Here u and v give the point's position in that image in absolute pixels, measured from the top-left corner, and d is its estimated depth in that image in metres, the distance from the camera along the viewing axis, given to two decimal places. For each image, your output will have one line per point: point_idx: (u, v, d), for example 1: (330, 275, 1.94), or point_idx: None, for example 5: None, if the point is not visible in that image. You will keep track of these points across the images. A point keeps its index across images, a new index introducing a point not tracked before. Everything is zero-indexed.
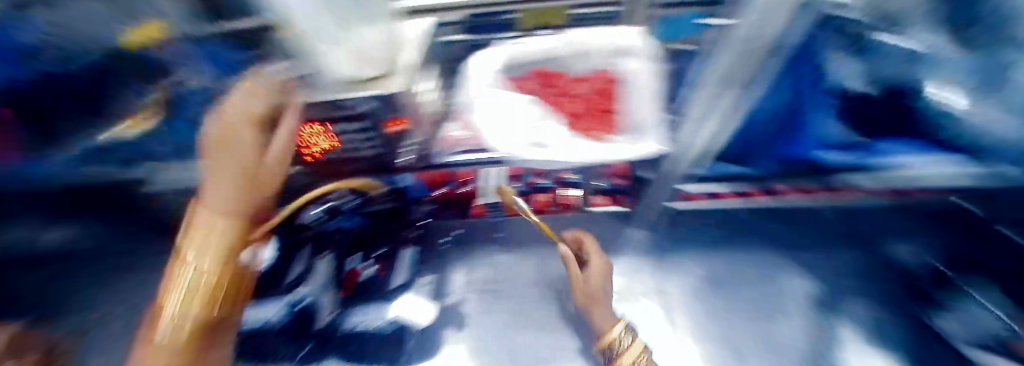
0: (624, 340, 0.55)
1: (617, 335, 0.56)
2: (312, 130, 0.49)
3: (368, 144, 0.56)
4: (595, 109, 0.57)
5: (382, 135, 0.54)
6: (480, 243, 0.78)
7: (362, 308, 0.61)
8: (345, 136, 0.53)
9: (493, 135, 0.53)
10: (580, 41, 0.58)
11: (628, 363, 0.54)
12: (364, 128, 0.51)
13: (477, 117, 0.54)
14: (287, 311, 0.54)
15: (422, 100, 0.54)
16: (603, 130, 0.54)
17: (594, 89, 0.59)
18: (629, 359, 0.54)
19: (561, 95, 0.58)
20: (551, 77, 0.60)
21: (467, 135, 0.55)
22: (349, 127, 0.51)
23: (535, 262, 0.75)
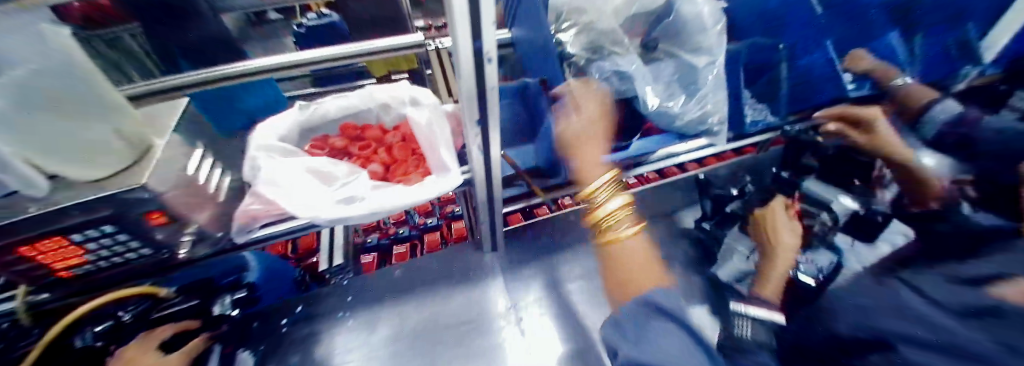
0: (619, 214, 0.44)
1: (614, 208, 0.45)
2: (52, 247, 0.42)
3: (130, 243, 0.47)
4: (406, 155, 0.61)
5: (140, 227, 0.45)
6: (324, 314, 0.71)
7: None
8: (91, 241, 0.44)
9: (284, 202, 0.48)
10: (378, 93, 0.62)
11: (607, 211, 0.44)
12: (110, 229, 0.42)
13: (264, 184, 0.51)
14: None
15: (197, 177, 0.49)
16: (415, 174, 0.58)
17: (404, 138, 0.63)
18: (613, 210, 0.45)
19: (372, 146, 0.62)
20: (362, 130, 0.64)
21: (266, 207, 0.52)
22: (88, 234, 0.42)
23: (398, 313, 0.70)
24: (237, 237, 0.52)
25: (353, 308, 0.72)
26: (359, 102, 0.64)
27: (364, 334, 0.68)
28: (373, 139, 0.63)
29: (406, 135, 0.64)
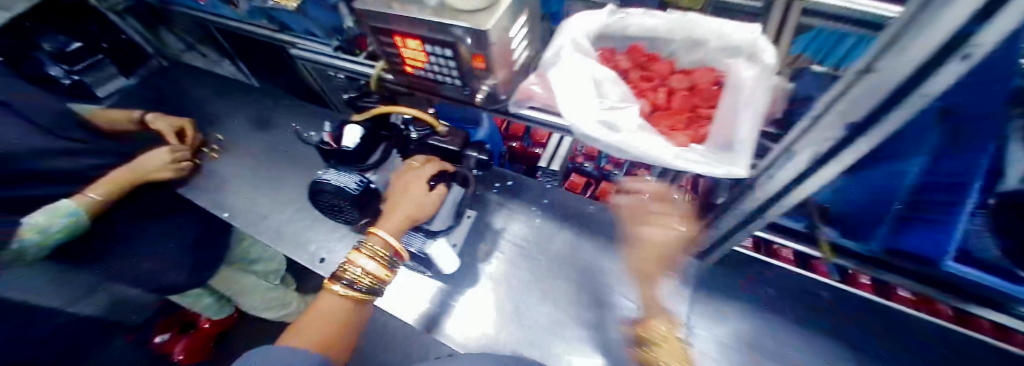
0: None
1: None
2: (412, 45, 0.53)
3: (448, 70, 0.54)
4: (684, 108, 0.52)
5: (461, 62, 0.51)
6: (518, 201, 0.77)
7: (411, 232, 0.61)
8: (431, 56, 0.53)
9: (561, 99, 0.49)
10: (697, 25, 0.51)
11: None
12: (448, 53, 0.50)
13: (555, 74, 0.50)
14: (359, 184, 0.60)
15: (515, 45, 0.54)
16: (683, 134, 0.50)
17: (693, 84, 0.53)
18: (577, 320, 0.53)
19: (654, 82, 0.55)
20: (651, 61, 0.58)
21: (545, 93, 0.55)
22: (436, 49, 0.51)
23: (565, 233, 0.72)
24: (511, 107, 0.56)
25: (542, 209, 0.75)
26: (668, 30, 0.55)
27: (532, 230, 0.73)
28: (658, 76, 0.56)
29: (697, 87, 0.53)
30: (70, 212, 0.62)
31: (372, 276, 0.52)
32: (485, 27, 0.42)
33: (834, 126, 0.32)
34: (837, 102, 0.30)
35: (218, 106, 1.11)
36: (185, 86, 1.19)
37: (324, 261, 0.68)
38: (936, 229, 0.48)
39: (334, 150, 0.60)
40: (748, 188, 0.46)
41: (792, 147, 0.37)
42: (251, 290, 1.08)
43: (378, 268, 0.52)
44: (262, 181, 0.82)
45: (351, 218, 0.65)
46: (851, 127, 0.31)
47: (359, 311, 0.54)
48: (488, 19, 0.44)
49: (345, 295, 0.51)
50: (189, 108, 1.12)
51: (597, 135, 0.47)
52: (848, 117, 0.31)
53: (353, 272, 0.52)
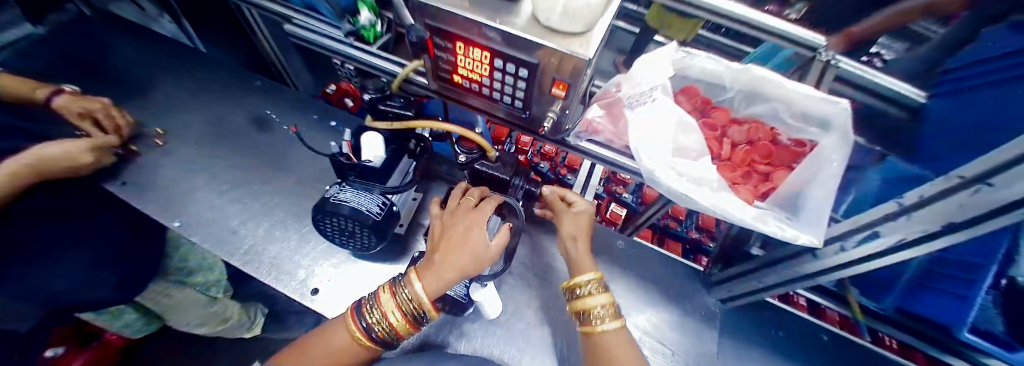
0: (594, 287, 0.51)
1: (601, 306, 0.50)
2: (475, 55, 0.44)
3: (513, 90, 0.47)
4: (743, 162, 0.52)
5: (533, 85, 0.45)
6: (544, 227, 0.70)
7: None
8: (497, 72, 0.45)
9: (636, 140, 0.45)
10: (769, 87, 0.52)
11: (591, 306, 0.50)
12: (522, 74, 0.43)
13: (636, 114, 0.46)
14: (380, 207, 0.50)
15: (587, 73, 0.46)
16: (745, 188, 0.50)
17: (752, 139, 0.54)
18: (595, 304, 0.51)
19: (715, 131, 0.55)
20: (707, 107, 0.57)
21: (612, 128, 0.51)
22: (507, 67, 0.43)
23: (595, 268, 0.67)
24: (570, 139, 0.52)
25: None
26: (733, 82, 0.55)
27: (557, 266, 0.66)
28: (718, 123, 0.55)
29: (754, 142, 0.54)
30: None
31: (393, 327, 0.41)
32: (587, 56, 0.35)
33: (930, 220, 0.33)
34: (937, 202, 0.31)
35: (159, 76, 0.89)
36: (112, 44, 0.94)
37: (317, 294, 0.55)
38: (956, 306, 0.56)
39: (355, 163, 0.50)
40: (810, 255, 0.47)
41: (878, 229, 0.38)
42: (185, 307, 0.86)
43: (402, 321, 0.41)
44: (230, 185, 0.66)
45: (364, 245, 0.53)
46: (950, 225, 0.31)
47: (368, 354, 0.44)
48: (587, 46, 0.36)
49: (358, 338, 0.41)
50: (112, 73, 0.87)
51: (673, 185, 0.44)
52: (949, 216, 0.31)
53: (374, 316, 0.41)
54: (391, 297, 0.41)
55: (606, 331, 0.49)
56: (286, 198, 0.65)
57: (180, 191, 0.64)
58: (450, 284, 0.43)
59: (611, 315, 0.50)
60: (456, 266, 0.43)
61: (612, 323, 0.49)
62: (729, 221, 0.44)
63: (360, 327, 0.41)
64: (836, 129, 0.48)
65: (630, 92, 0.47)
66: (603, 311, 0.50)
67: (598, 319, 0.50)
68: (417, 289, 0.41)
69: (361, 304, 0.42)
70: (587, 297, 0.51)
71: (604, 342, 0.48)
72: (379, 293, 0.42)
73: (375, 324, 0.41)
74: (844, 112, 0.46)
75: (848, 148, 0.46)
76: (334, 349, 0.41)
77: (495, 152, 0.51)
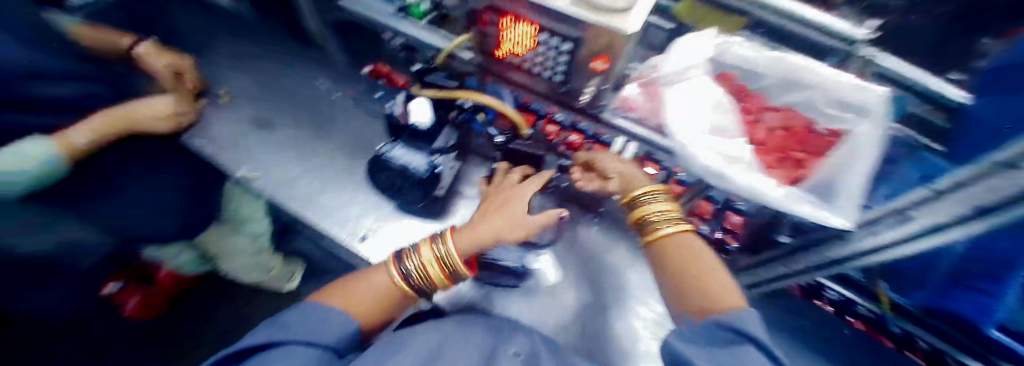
0: (657, 196, 0.51)
1: (659, 212, 0.50)
2: (521, 30, 0.47)
3: (554, 65, 0.50)
4: (779, 147, 0.55)
5: (574, 59, 0.47)
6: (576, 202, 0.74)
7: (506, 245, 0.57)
8: (541, 47, 0.48)
9: (671, 116, 0.48)
10: (807, 75, 0.52)
11: (653, 211, 0.49)
12: (564, 48, 0.46)
13: (673, 91, 0.49)
14: (427, 167, 0.55)
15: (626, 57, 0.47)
16: (779, 172, 0.53)
17: (788, 126, 0.56)
18: (655, 209, 0.50)
19: (752, 116, 0.57)
20: (742, 95, 0.59)
21: (647, 107, 0.54)
22: (550, 41, 0.46)
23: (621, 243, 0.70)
24: (607, 114, 0.55)
25: (600, 218, 0.73)
26: (769, 69, 0.55)
27: (586, 238, 0.71)
28: (754, 109, 0.57)
29: (790, 129, 0.56)
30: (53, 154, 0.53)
31: (428, 275, 0.46)
32: (628, 31, 0.38)
33: (957, 205, 0.33)
34: (963, 187, 0.31)
35: (222, 45, 0.97)
36: (182, 15, 1.04)
37: (364, 239, 0.61)
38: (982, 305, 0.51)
39: (407, 124, 0.55)
40: (840, 239, 0.47)
41: (911, 212, 0.38)
42: (238, 254, 0.96)
43: (438, 274, 0.46)
44: (288, 142, 0.73)
45: (409, 199, 0.60)
46: (972, 209, 0.31)
47: (403, 302, 0.48)
48: (628, 21, 0.38)
49: (397, 282, 0.46)
50: (184, 41, 0.97)
51: (706, 161, 0.46)
52: (972, 201, 0.31)
53: (413, 263, 0.46)
54: (428, 250, 0.46)
55: (667, 236, 0.48)
56: (336, 157, 0.71)
57: (245, 144, 0.70)
58: (477, 246, 0.48)
59: (672, 220, 0.49)
60: (486, 232, 0.48)
61: (678, 228, 0.48)
62: (757, 199, 0.46)
63: (399, 271, 0.46)
64: (871, 117, 0.48)
65: (668, 72, 0.49)
66: (666, 215, 0.49)
67: (661, 223, 0.49)
68: (453, 247, 0.45)
69: (402, 253, 0.48)
70: (651, 205, 0.51)
71: (672, 242, 0.47)
72: (416, 246, 0.47)
73: (413, 270, 0.46)
74: (882, 100, 0.46)
75: (882, 136, 0.46)
76: (375, 291, 0.45)
77: (527, 131, 0.56)
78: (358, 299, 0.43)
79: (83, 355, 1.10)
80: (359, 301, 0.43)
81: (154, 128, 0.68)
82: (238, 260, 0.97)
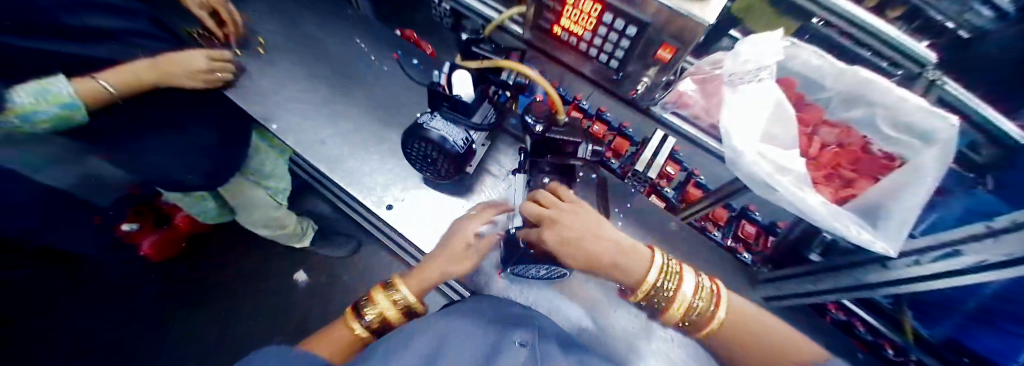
0: (672, 274, 0.44)
1: (695, 299, 0.43)
2: (584, 7, 0.44)
3: (612, 50, 0.47)
4: (827, 164, 0.53)
5: (635, 45, 0.44)
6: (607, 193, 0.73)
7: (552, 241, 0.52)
8: (601, 28, 0.45)
9: (727, 119, 0.46)
10: (871, 91, 0.48)
11: (687, 302, 0.42)
12: (628, 32, 0.43)
13: (735, 92, 0.47)
14: (464, 142, 0.54)
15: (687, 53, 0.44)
16: (823, 188, 0.51)
17: (842, 142, 0.54)
18: (689, 295, 0.43)
19: (807, 127, 0.55)
20: (799, 103, 0.57)
21: (704, 103, 0.53)
22: (614, 23, 0.43)
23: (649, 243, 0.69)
24: (657, 108, 0.55)
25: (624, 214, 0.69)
26: (834, 81, 0.52)
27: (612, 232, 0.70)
28: (811, 121, 0.56)
29: (844, 145, 0.54)
30: (72, 104, 0.44)
31: (391, 321, 0.48)
32: (708, 22, 0.35)
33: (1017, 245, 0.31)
34: None
35: None
36: None
37: (391, 209, 0.64)
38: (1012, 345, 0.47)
39: (447, 94, 0.53)
40: (881, 264, 0.46)
41: (962, 247, 0.37)
42: (255, 207, 0.95)
43: (398, 313, 0.48)
44: (318, 101, 0.71)
45: (440, 172, 0.58)
46: None
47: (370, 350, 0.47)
48: (709, 10, 0.35)
49: (359, 332, 0.46)
50: None
51: (757, 168, 0.45)
52: None
53: (373, 310, 0.47)
54: (384, 298, 0.48)
55: (720, 321, 0.42)
56: (366, 122, 0.71)
57: (275, 98, 0.69)
58: (432, 282, 0.52)
59: (712, 299, 0.43)
60: (436, 266, 0.52)
61: (720, 305, 0.42)
62: (802, 213, 0.45)
63: (367, 320, 0.46)
64: (937, 143, 0.43)
65: (733, 69, 0.47)
66: (701, 302, 0.42)
67: (703, 307, 0.42)
68: (406, 290, 0.49)
69: (359, 302, 0.48)
70: (670, 290, 0.43)
71: (733, 330, 0.42)
72: (372, 297, 0.48)
73: (381, 314, 0.47)
74: (951, 130, 0.42)
75: (945, 168, 0.41)
76: (342, 340, 0.44)
77: (564, 118, 0.51)
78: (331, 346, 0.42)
79: (116, 291, 1.20)
80: (333, 348, 0.42)
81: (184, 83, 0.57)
82: (253, 213, 0.97)
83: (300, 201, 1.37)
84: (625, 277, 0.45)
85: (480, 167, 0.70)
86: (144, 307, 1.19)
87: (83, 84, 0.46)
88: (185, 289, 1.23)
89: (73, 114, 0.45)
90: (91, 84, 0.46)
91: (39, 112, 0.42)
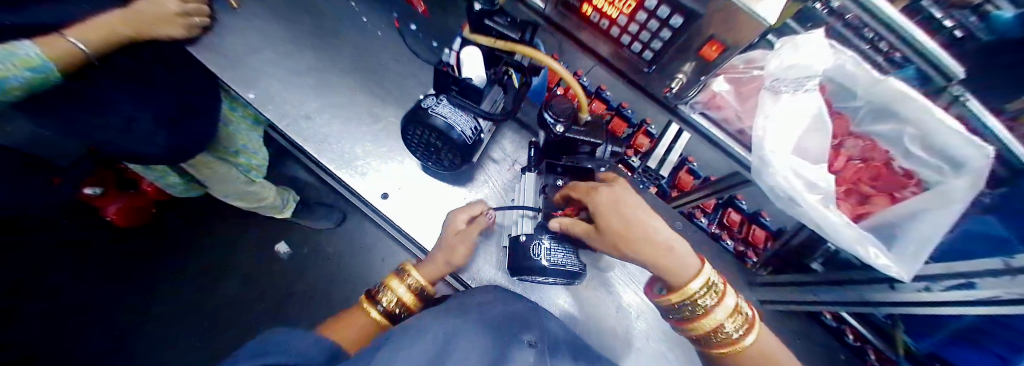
0: (710, 297, 0.42)
1: (724, 320, 0.42)
2: None
3: (650, 40, 0.42)
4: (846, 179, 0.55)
5: (678, 39, 0.39)
6: None
7: (560, 250, 0.48)
8: (641, 14, 0.40)
9: (762, 129, 0.43)
10: (903, 108, 0.45)
11: (714, 327, 0.42)
12: (672, 24, 0.38)
13: (775, 101, 0.43)
14: (472, 132, 0.49)
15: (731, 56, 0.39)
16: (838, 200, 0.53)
17: (866, 157, 0.55)
18: (719, 318, 0.42)
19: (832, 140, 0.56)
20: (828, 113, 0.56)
21: (738, 106, 0.51)
22: (658, 11, 0.38)
23: None
24: (686, 107, 0.52)
25: None
26: (866, 94, 0.48)
27: None
28: (836, 133, 0.56)
29: (867, 160, 0.55)
30: (44, 67, 0.37)
31: (404, 303, 0.50)
32: (771, 24, 0.30)
33: None
34: None
35: None
36: None
37: (387, 197, 0.59)
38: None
39: (457, 77, 0.46)
40: (890, 285, 0.46)
41: (976, 280, 0.36)
42: (226, 180, 0.83)
43: (411, 298, 0.50)
44: (300, 67, 0.63)
45: (444, 161, 0.54)
46: None
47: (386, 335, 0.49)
48: (773, 12, 0.31)
49: (376, 318, 0.48)
50: None
51: (784, 183, 0.42)
52: None
53: (387, 297, 0.50)
54: (400, 281, 0.51)
55: (745, 346, 0.41)
56: (357, 95, 0.63)
57: (252, 62, 0.60)
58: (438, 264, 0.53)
59: (745, 325, 0.42)
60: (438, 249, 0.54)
61: (749, 333, 0.41)
62: (821, 233, 0.44)
63: (378, 309, 0.49)
64: (963, 171, 0.42)
65: (778, 75, 0.43)
66: (732, 327, 0.41)
67: (729, 329, 0.42)
68: (417, 271, 0.51)
69: (374, 291, 0.51)
70: (704, 307, 0.42)
71: (751, 358, 0.41)
72: (389, 284, 0.51)
73: (389, 303, 0.49)
74: (983, 161, 0.40)
75: (971, 197, 0.41)
76: (361, 326, 0.47)
77: (588, 116, 0.46)
78: (353, 331, 0.46)
79: (85, 260, 1.12)
80: (354, 330, 0.46)
81: (169, 33, 0.49)
82: (227, 186, 0.86)
83: (283, 170, 1.29)
84: (671, 277, 0.43)
85: (482, 153, 0.65)
86: (125, 259, 1.14)
87: (53, 44, 0.37)
88: (162, 254, 1.17)
89: (47, 78, 0.39)
90: (64, 42, 0.38)
91: (8, 79, 0.35)
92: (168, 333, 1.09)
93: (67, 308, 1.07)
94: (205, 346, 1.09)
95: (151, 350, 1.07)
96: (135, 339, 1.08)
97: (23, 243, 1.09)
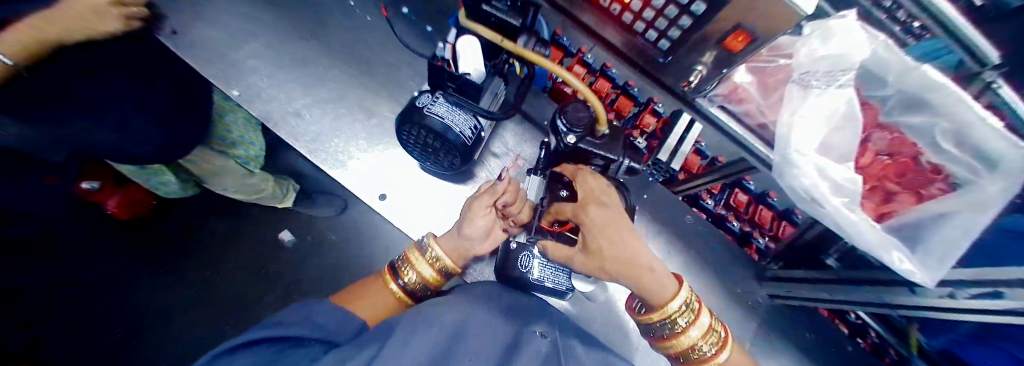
0: (686, 317, 0.40)
1: (697, 340, 0.41)
2: None
3: (666, 28, 0.38)
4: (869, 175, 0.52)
5: (697, 29, 0.35)
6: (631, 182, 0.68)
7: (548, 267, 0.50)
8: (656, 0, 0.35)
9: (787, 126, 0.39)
10: (939, 101, 0.41)
11: (690, 347, 0.41)
12: (692, 11, 0.34)
13: (802, 95, 0.39)
14: (472, 131, 0.46)
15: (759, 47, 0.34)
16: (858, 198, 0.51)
17: (893, 151, 0.52)
18: (693, 339, 0.41)
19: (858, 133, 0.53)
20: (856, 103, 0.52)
21: (761, 99, 0.47)
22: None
23: (662, 235, 0.67)
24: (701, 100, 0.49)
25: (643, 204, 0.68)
26: (898, 82, 0.44)
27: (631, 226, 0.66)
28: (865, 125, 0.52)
29: (894, 155, 0.52)
30: None
31: (425, 280, 0.47)
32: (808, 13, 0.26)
33: None
34: None
35: None
36: None
37: (385, 199, 0.57)
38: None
39: (453, 74, 0.42)
40: (909, 288, 0.43)
41: (1003, 289, 0.34)
42: (218, 174, 0.81)
43: (433, 275, 0.47)
44: (286, 59, 0.58)
45: (443, 162, 0.51)
46: None
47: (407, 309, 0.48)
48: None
49: (396, 295, 0.47)
50: None
51: (807, 183, 0.39)
52: None
53: (408, 273, 0.47)
54: (422, 258, 0.47)
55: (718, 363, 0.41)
56: (350, 89, 0.60)
57: (235, 56, 0.56)
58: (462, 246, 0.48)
59: (718, 342, 0.41)
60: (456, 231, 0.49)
61: (723, 350, 0.41)
62: (842, 233, 0.41)
63: (401, 283, 0.47)
64: (1000, 171, 0.39)
65: (808, 67, 0.40)
66: (705, 348, 0.41)
67: (701, 349, 0.41)
68: (440, 249, 0.47)
69: (394, 264, 0.49)
70: (680, 327, 0.41)
71: None
72: (409, 257, 0.48)
73: (411, 278, 0.47)
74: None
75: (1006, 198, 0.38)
76: (382, 300, 0.45)
77: (605, 128, 0.42)
78: (375, 303, 0.44)
79: (87, 257, 1.12)
80: (375, 306, 0.43)
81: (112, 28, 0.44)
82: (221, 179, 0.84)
83: (284, 161, 1.27)
84: (650, 296, 0.41)
85: (483, 148, 0.62)
86: (128, 254, 1.15)
87: None
88: (165, 247, 1.17)
89: None
90: None
91: None
92: (179, 324, 1.11)
93: (72, 306, 1.08)
94: (217, 337, 1.11)
95: (164, 341, 1.09)
96: (148, 327, 1.10)
97: (22, 243, 1.09)
